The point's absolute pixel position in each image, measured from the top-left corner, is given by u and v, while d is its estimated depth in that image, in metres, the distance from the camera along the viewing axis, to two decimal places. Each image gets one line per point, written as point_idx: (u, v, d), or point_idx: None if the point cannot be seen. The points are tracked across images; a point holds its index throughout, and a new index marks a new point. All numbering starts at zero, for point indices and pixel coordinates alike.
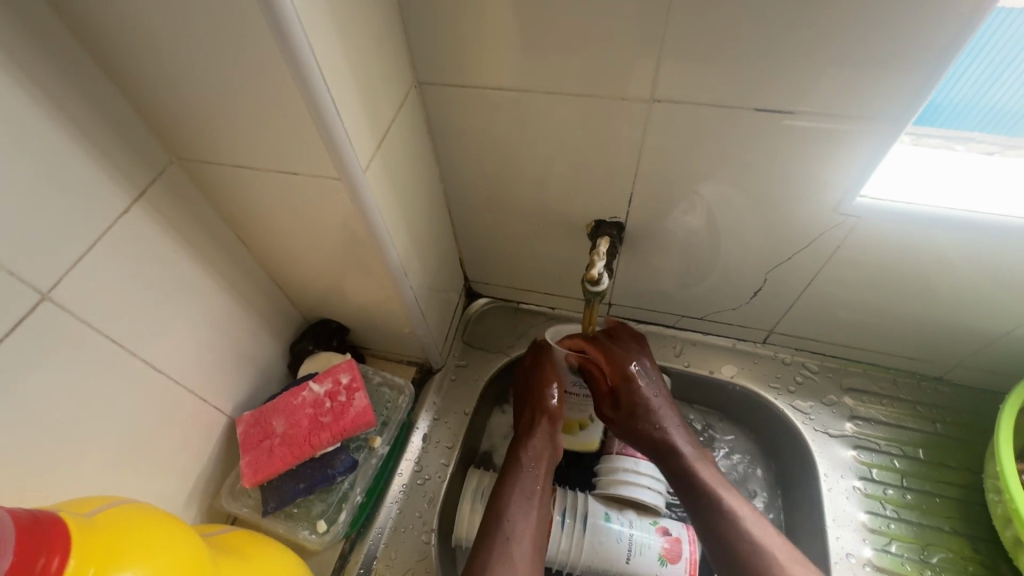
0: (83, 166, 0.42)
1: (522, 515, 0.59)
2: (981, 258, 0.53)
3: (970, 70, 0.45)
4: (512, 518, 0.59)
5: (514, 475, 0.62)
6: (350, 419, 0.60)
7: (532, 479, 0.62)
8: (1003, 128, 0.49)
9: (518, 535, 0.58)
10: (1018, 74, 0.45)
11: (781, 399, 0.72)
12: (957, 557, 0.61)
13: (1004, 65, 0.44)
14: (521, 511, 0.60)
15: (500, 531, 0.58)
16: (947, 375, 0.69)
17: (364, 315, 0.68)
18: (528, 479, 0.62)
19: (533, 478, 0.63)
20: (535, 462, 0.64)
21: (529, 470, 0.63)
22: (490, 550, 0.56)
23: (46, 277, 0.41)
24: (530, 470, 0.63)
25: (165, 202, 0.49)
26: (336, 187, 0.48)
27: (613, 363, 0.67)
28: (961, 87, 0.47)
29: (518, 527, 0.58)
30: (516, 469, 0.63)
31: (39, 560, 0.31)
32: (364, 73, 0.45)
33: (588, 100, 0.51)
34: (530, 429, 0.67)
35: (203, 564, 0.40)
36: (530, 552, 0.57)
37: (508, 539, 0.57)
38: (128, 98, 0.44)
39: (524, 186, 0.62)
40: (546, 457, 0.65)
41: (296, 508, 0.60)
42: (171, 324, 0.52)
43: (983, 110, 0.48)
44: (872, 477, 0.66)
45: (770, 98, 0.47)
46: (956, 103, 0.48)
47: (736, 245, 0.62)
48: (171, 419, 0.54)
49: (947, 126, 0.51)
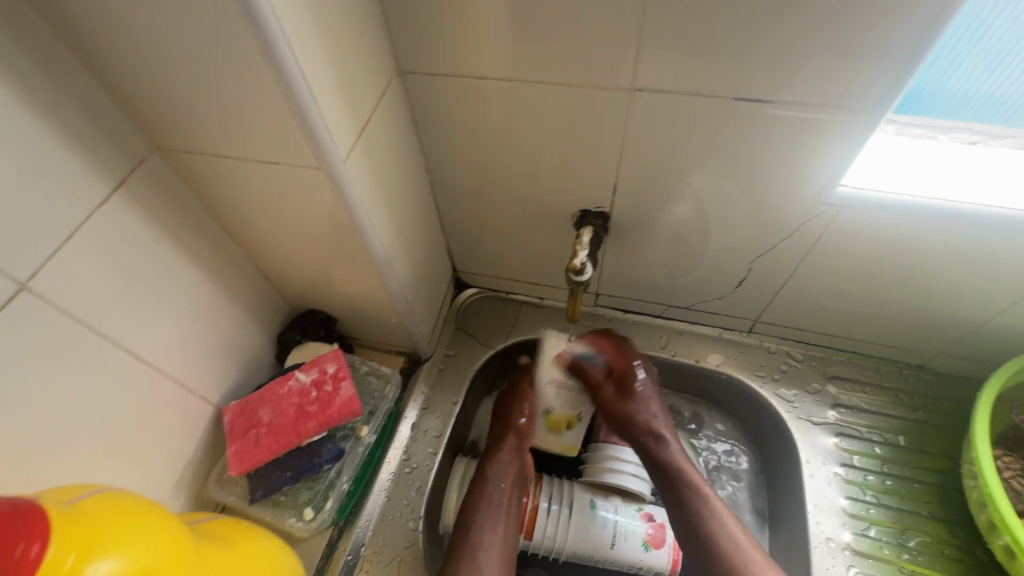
0: (61, 155, 0.41)
1: (490, 527, 0.60)
2: (961, 248, 0.54)
3: (970, 61, 0.46)
4: (480, 532, 0.60)
5: (481, 490, 0.63)
6: (337, 408, 0.60)
7: (501, 494, 0.63)
8: (992, 117, 0.50)
9: (484, 548, 0.59)
10: (1018, 65, 0.45)
11: (766, 387, 0.72)
12: (933, 541, 0.62)
13: (1003, 56, 0.44)
14: (489, 524, 0.60)
15: (467, 543, 0.59)
16: (929, 363, 0.70)
17: (351, 305, 0.68)
18: (497, 493, 0.63)
19: (500, 491, 0.63)
20: (503, 475, 0.64)
21: (497, 485, 0.63)
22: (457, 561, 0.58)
23: (26, 267, 0.40)
24: (497, 484, 0.63)
25: (146, 192, 0.49)
26: (317, 177, 0.47)
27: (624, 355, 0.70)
28: (960, 79, 0.47)
29: (484, 541, 0.59)
30: (483, 485, 0.63)
31: (19, 545, 0.31)
32: (344, 61, 0.44)
33: (571, 89, 0.51)
34: (497, 444, 0.67)
35: (187, 550, 0.40)
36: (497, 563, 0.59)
37: (474, 551, 0.58)
38: (104, 86, 0.43)
39: (509, 175, 0.62)
40: (513, 472, 0.65)
41: (283, 496, 0.61)
42: (155, 314, 0.52)
43: (982, 100, 0.49)
44: (854, 463, 0.67)
45: (751, 88, 0.47)
46: (955, 95, 0.49)
47: (722, 234, 0.62)
48: (156, 409, 0.54)
49: (942, 117, 0.51)
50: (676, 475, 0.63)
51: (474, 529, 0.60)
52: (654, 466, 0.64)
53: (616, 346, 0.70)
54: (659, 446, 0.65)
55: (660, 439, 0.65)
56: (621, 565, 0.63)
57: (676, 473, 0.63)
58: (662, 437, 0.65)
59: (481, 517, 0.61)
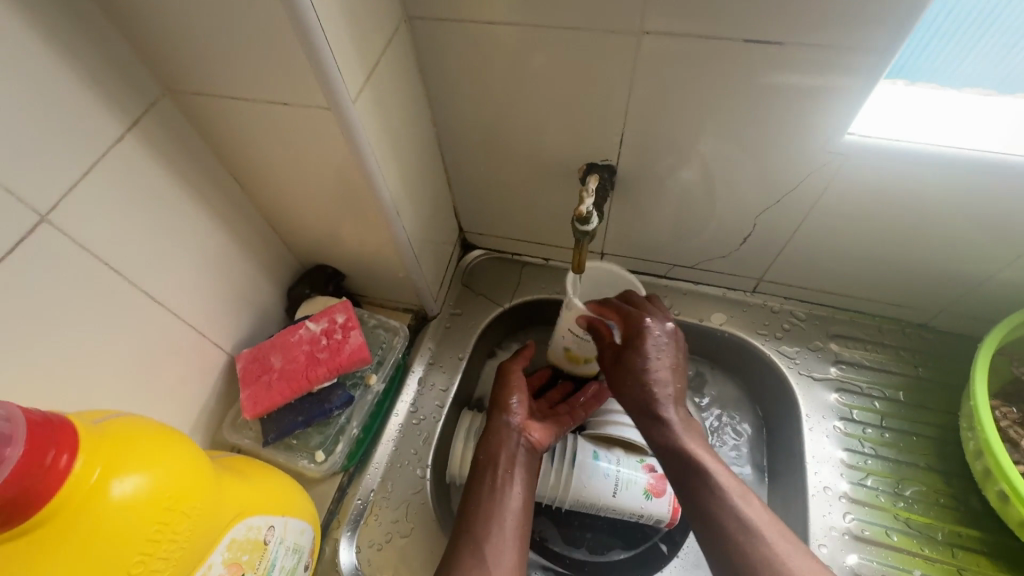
0: (74, 91, 0.42)
1: (497, 516, 0.57)
2: (968, 200, 0.54)
3: (987, 42, 0.47)
4: (486, 520, 0.57)
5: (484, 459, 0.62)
6: (346, 355, 0.62)
7: (504, 475, 0.61)
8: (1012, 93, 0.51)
9: (492, 536, 0.55)
10: None
11: (768, 345, 0.73)
12: (929, 491, 0.63)
13: (1015, 41, 0.46)
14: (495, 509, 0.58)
15: (472, 536, 0.56)
16: (931, 322, 0.70)
17: (358, 259, 0.69)
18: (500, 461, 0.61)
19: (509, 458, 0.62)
20: (506, 457, 0.62)
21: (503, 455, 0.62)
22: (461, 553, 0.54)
23: (45, 200, 0.41)
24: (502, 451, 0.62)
25: (157, 135, 0.49)
26: (326, 119, 0.48)
27: (627, 323, 0.60)
28: (976, 58, 0.48)
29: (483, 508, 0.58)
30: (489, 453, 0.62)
31: (49, 454, 0.33)
32: (353, 0, 0.44)
33: (579, 34, 0.51)
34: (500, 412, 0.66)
35: (207, 473, 0.42)
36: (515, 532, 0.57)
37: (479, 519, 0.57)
38: (114, 23, 0.44)
39: (516, 129, 0.62)
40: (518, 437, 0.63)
41: (295, 440, 0.63)
42: (169, 257, 0.53)
43: (999, 83, 0.50)
44: (853, 417, 0.68)
45: (761, 30, 0.46)
46: (969, 77, 0.50)
47: (729, 191, 0.62)
48: (171, 352, 0.55)
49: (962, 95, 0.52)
50: (682, 459, 0.55)
51: (485, 517, 0.57)
52: (660, 445, 0.56)
53: (621, 312, 0.61)
54: (663, 423, 0.57)
55: (664, 413, 0.57)
56: (622, 512, 0.65)
57: (684, 454, 0.55)
58: (664, 399, 0.57)
59: (489, 504, 0.58)
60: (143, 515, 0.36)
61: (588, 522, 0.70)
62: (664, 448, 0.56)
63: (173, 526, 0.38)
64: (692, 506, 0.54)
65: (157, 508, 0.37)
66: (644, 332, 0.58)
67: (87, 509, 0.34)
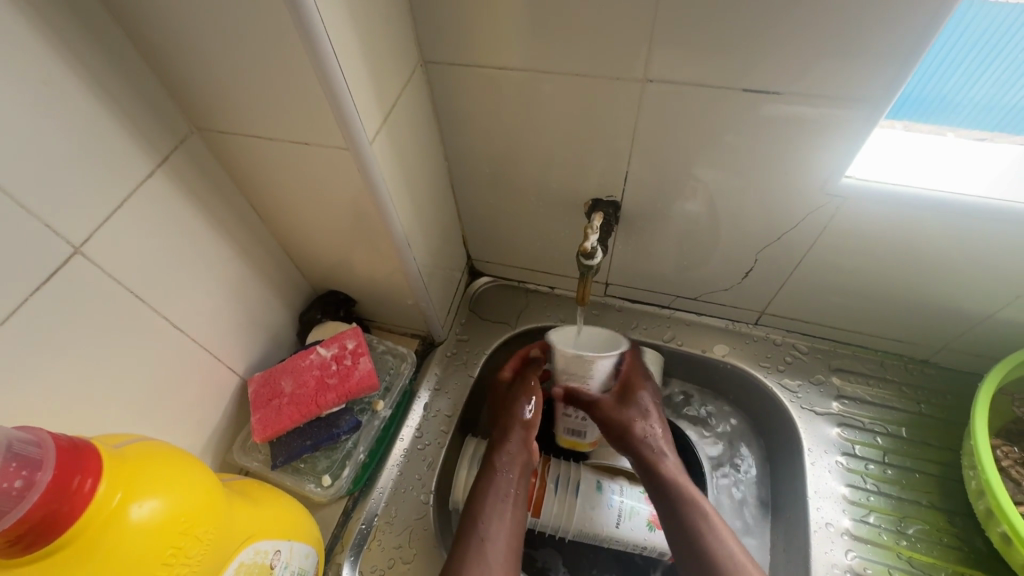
0: (112, 131, 0.45)
1: (498, 521, 0.59)
2: (966, 241, 0.55)
3: (992, 71, 0.47)
4: (489, 521, 0.59)
5: (489, 479, 0.62)
6: (355, 381, 0.64)
7: (508, 483, 0.62)
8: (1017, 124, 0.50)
9: (492, 538, 0.58)
10: None
11: (770, 378, 0.74)
12: (932, 529, 0.63)
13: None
14: (496, 514, 0.60)
15: (474, 529, 0.58)
16: (933, 358, 0.71)
17: (368, 287, 0.71)
18: (503, 483, 0.62)
19: (508, 482, 0.63)
20: (512, 466, 0.64)
21: (505, 475, 0.63)
22: (465, 550, 0.57)
23: (80, 231, 0.44)
24: (504, 474, 0.63)
25: (186, 169, 0.52)
26: (345, 157, 0.50)
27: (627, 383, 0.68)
28: (982, 88, 0.48)
29: (492, 530, 0.59)
30: (490, 473, 0.63)
31: (75, 478, 0.34)
32: (373, 49, 0.47)
33: (585, 80, 0.53)
34: (503, 435, 0.66)
35: (219, 499, 0.43)
36: (506, 552, 0.58)
37: (483, 540, 0.58)
38: (151, 68, 0.47)
39: (524, 165, 0.65)
40: (520, 462, 0.64)
41: (303, 464, 0.64)
42: (190, 284, 0.55)
43: (1005, 113, 0.50)
44: (855, 453, 0.68)
45: (758, 79, 0.49)
46: (976, 106, 0.50)
47: (732, 227, 0.64)
48: (187, 375, 0.57)
49: (965, 126, 0.52)
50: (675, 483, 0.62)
51: (486, 520, 0.59)
52: (650, 486, 0.63)
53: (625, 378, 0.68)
54: (656, 459, 0.64)
55: (656, 452, 0.65)
56: (625, 544, 0.65)
57: (675, 488, 0.61)
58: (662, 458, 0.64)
59: (490, 505, 0.60)
60: (158, 539, 0.37)
61: (590, 554, 0.70)
62: (659, 483, 0.62)
63: (186, 550, 0.39)
64: (673, 526, 0.59)
65: (171, 532, 0.38)
66: (636, 392, 0.68)
67: (107, 532, 0.35)
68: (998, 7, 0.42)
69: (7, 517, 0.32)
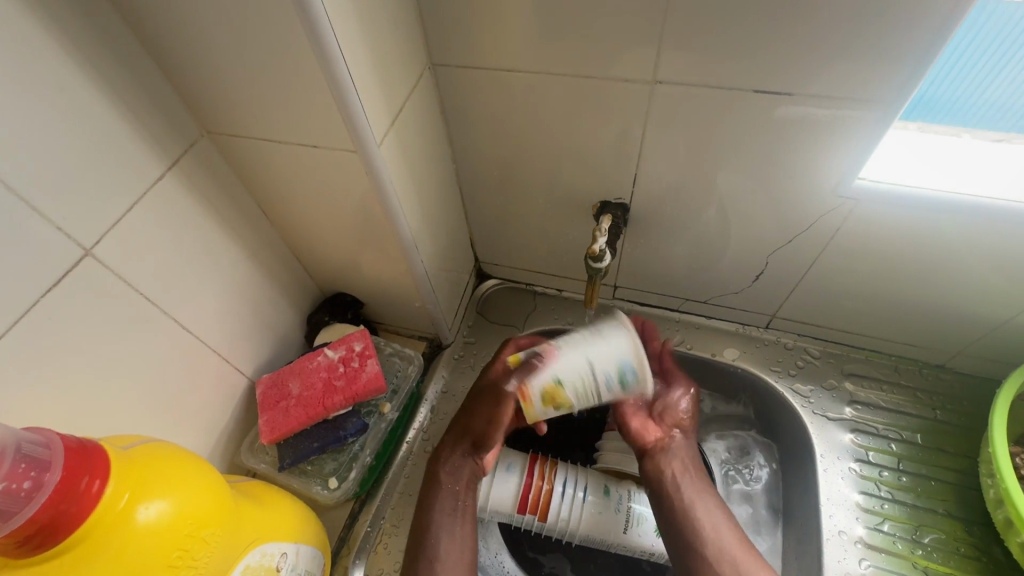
0: (122, 134, 0.45)
1: (446, 536, 0.59)
2: (983, 244, 0.54)
3: (1008, 70, 0.45)
4: (436, 540, 0.58)
5: (433, 493, 0.61)
6: (362, 384, 0.63)
7: (453, 498, 0.61)
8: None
9: (442, 560, 0.57)
10: None
11: (781, 382, 0.73)
12: (949, 538, 0.62)
13: None
14: (445, 532, 0.59)
15: (424, 553, 0.58)
16: (948, 363, 0.70)
17: (376, 289, 0.71)
18: (448, 497, 0.61)
19: (454, 494, 0.61)
20: (457, 478, 0.62)
21: (449, 488, 0.61)
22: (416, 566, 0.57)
23: (91, 235, 0.44)
24: (449, 486, 0.61)
25: (195, 172, 0.52)
26: (352, 160, 0.50)
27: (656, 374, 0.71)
28: (998, 87, 0.47)
29: (442, 549, 0.58)
30: (435, 486, 0.62)
31: (83, 480, 0.35)
32: (381, 51, 0.47)
33: (594, 82, 0.53)
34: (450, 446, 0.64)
35: (227, 501, 0.43)
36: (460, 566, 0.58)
37: (430, 559, 0.57)
38: (162, 71, 0.47)
39: (531, 168, 0.65)
40: (467, 474, 0.62)
41: (310, 466, 0.64)
42: (199, 286, 0.56)
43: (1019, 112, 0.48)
44: (868, 459, 0.67)
45: (770, 81, 0.48)
46: (990, 106, 0.49)
47: (742, 229, 0.63)
48: (196, 376, 0.58)
49: (979, 127, 0.51)
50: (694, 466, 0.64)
51: (435, 536, 0.59)
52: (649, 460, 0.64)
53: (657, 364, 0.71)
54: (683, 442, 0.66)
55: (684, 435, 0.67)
56: (633, 549, 0.64)
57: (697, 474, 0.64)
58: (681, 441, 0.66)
59: (437, 519, 0.59)
60: (166, 541, 0.37)
61: (598, 559, 0.69)
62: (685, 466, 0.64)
63: (193, 552, 0.39)
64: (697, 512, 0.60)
65: (178, 534, 0.38)
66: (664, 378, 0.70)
67: (114, 534, 0.35)
68: (1007, 9, 0.42)
69: (16, 518, 0.32)
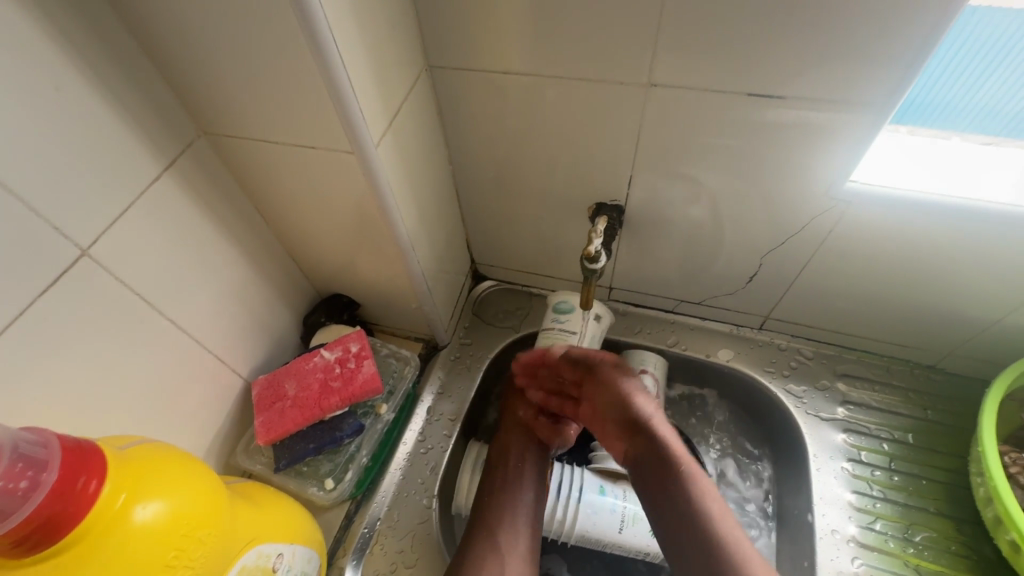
0: (119, 134, 0.45)
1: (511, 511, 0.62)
2: (972, 245, 0.55)
3: (998, 74, 0.46)
4: (499, 515, 0.61)
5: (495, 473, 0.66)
6: (358, 385, 0.64)
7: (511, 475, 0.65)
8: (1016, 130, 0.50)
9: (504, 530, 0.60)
10: None
11: (775, 383, 0.74)
12: (940, 537, 0.63)
13: None
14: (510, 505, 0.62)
15: (485, 524, 0.61)
16: (939, 363, 0.71)
17: (372, 290, 0.71)
18: (510, 475, 0.65)
19: (517, 473, 0.65)
20: (518, 457, 0.66)
21: (512, 467, 0.66)
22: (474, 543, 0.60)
23: (87, 235, 0.44)
24: (512, 466, 0.66)
25: (192, 173, 0.52)
26: (349, 161, 0.51)
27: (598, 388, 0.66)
28: (987, 92, 0.48)
29: (507, 521, 0.61)
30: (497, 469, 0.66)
31: (80, 480, 0.35)
32: (378, 53, 0.48)
33: (590, 85, 0.53)
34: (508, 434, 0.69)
35: (223, 501, 0.43)
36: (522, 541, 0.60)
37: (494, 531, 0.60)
38: (159, 72, 0.47)
39: (527, 169, 0.65)
40: (528, 454, 0.67)
41: (306, 467, 0.64)
42: (195, 287, 0.56)
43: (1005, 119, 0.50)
44: (861, 459, 0.67)
45: (763, 85, 0.49)
46: (979, 111, 0.50)
47: (736, 231, 0.64)
48: (192, 377, 0.57)
49: (967, 132, 0.52)
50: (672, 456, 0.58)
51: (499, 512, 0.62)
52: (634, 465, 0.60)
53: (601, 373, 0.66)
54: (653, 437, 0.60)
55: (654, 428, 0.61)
56: (629, 549, 0.64)
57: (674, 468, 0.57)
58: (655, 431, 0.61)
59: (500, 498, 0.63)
60: (162, 541, 0.37)
61: (593, 559, 0.70)
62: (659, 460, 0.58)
63: (189, 552, 0.39)
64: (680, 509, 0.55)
65: (175, 534, 0.38)
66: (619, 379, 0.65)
67: (111, 534, 0.35)
68: (999, 14, 0.42)
69: (13, 519, 0.32)
